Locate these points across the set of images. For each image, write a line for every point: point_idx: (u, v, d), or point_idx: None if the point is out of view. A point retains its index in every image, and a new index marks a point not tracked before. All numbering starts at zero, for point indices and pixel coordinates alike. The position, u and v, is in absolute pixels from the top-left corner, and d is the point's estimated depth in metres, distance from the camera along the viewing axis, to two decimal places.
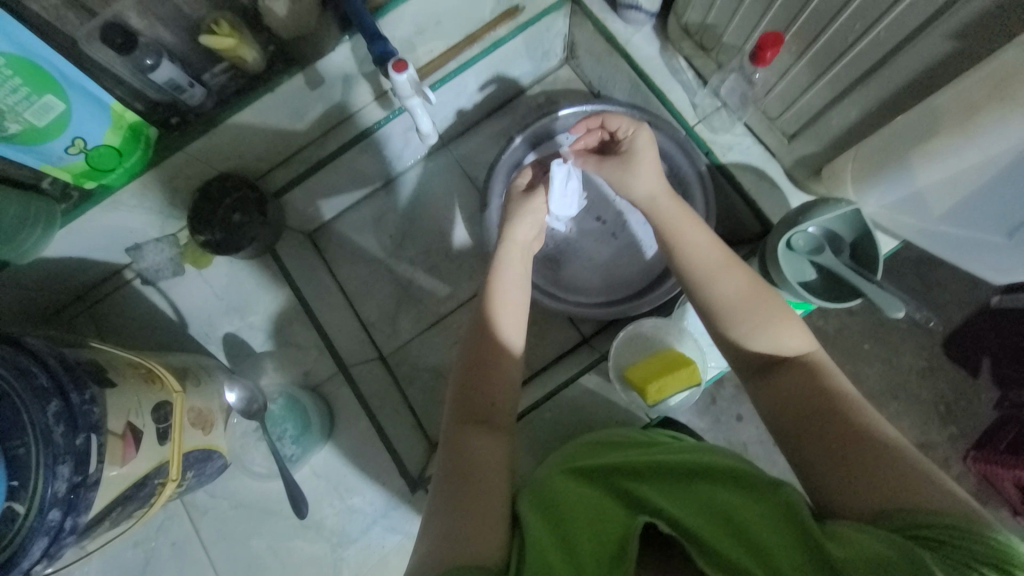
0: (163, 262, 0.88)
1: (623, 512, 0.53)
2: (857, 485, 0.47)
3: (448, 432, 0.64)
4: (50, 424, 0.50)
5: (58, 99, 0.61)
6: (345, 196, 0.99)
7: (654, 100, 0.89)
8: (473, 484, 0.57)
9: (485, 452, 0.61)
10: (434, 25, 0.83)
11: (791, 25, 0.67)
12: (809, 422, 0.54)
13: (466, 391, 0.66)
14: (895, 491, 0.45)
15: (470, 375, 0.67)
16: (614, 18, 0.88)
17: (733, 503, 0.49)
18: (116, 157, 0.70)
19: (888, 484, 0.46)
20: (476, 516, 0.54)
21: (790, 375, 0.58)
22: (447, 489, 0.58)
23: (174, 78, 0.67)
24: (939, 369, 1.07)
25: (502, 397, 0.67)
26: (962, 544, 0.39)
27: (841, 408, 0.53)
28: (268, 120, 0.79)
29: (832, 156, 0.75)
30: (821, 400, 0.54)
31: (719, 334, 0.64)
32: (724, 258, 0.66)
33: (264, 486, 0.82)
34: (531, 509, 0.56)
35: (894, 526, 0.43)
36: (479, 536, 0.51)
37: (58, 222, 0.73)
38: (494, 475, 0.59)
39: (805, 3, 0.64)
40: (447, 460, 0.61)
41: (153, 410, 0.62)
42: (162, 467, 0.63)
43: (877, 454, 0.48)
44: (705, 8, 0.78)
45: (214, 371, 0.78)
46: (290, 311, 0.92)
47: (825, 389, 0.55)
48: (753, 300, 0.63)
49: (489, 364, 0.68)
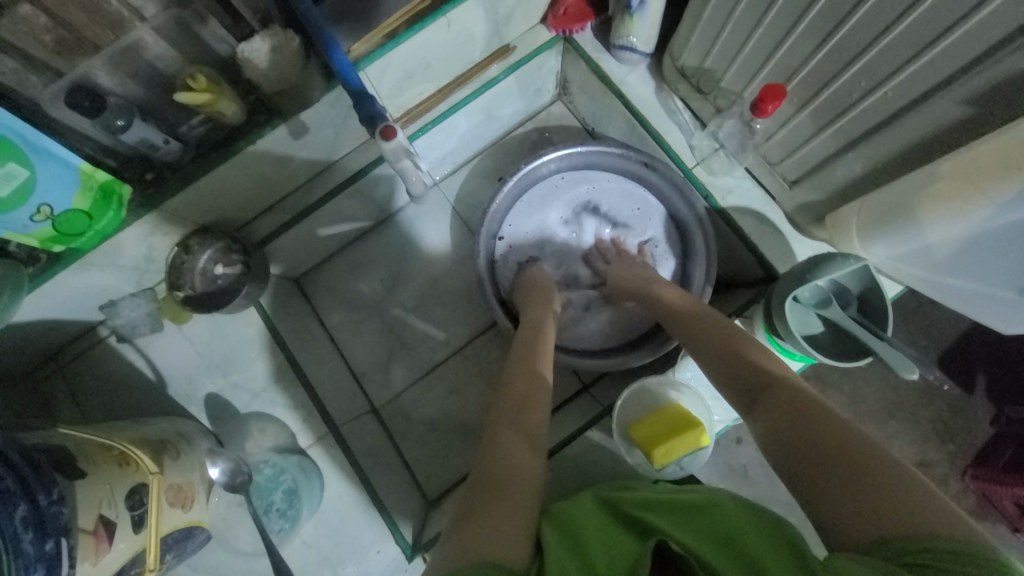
0: (140, 318, 0.81)
1: (634, 542, 0.49)
2: (850, 502, 0.44)
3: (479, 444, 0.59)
4: (19, 530, 0.46)
5: (22, 166, 0.57)
6: (335, 240, 0.95)
7: (651, 142, 0.87)
8: (497, 490, 0.52)
9: (521, 462, 0.55)
10: (423, 68, 0.80)
11: (792, 77, 0.66)
12: (797, 436, 0.51)
13: (511, 406, 0.62)
14: (887, 508, 0.42)
15: (516, 394, 0.64)
16: (608, 58, 0.86)
17: (733, 519, 0.47)
18: (86, 219, 0.66)
19: (881, 497, 0.43)
20: (495, 512, 0.49)
21: (780, 394, 0.55)
22: (466, 497, 0.52)
23: (148, 137, 0.64)
24: (937, 388, 1.05)
25: (543, 422, 0.62)
26: (962, 571, 0.36)
27: (832, 421, 0.50)
28: (251, 170, 0.75)
29: (835, 204, 0.73)
30: (812, 414, 0.51)
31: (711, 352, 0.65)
32: (710, 312, 0.70)
33: (251, 562, 0.77)
34: (553, 529, 0.51)
35: (891, 552, 0.40)
36: (500, 539, 0.46)
37: (25, 288, 0.68)
38: (522, 481, 0.54)
39: (808, 56, 0.62)
40: (474, 471, 0.55)
41: (128, 495, 0.58)
42: (138, 557, 0.58)
43: (872, 466, 0.45)
44: (702, 52, 0.76)
45: (195, 439, 0.73)
46: (277, 368, 0.87)
47: (816, 408, 0.52)
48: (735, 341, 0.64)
49: (526, 390, 0.65)
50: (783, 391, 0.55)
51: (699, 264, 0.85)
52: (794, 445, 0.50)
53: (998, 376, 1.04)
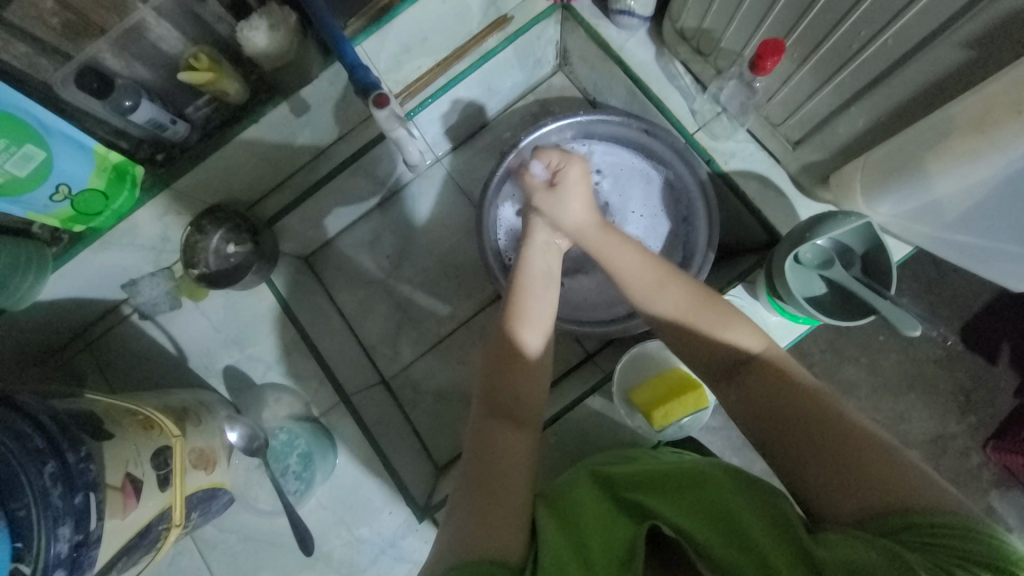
0: (159, 296, 0.86)
1: (628, 520, 0.53)
2: (841, 486, 0.47)
3: (475, 422, 0.62)
4: (47, 485, 0.49)
5: (39, 148, 0.60)
6: (341, 218, 0.97)
7: (652, 107, 0.86)
8: (495, 483, 0.55)
9: (510, 448, 0.59)
10: (420, 42, 0.81)
11: (791, 32, 0.64)
12: (784, 419, 0.52)
13: (496, 383, 0.63)
14: (879, 489, 0.45)
15: (502, 368, 0.64)
16: (607, 24, 0.86)
17: (732, 505, 0.49)
18: (103, 200, 0.69)
19: (875, 481, 0.45)
20: (494, 508, 0.53)
21: (755, 374, 0.56)
22: (468, 482, 0.56)
23: (155, 117, 0.66)
24: (958, 357, 1.02)
25: (529, 397, 0.63)
26: (949, 542, 0.40)
27: (819, 406, 0.52)
28: (255, 149, 0.77)
29: (839, 164, 0.71)
30: (799, 397, 0.53)
31: (677, 336, 0.62)
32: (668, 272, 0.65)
33: (271, 521, 0.81)
34: (548, 515, 0.55)
35: (882, 528, 0.43)
36: (498, 527, 0.51)
37: (50, 266, 0.72)
38: (516, 473, 0.57)
39: (806, 8, 0.61)
40: (471, 451, 0.59)
41: (153, 457, 0.62)
42: (165, 513, 0.63)
43: (862, 449, 0.48)
44: (701, 12, 0.75)
45: (215, 408, 0.77)
46: (289, 341, 0.90)
47: (799, 390, 0.54)
48: (700, 309, 0.61)
49: (516, 371, 0.64)
50: (757, 369, 0.56)
51: (702, 229, 0.83)
52: (780, 430, 0.52)
53: (1019, 340, 1.01)
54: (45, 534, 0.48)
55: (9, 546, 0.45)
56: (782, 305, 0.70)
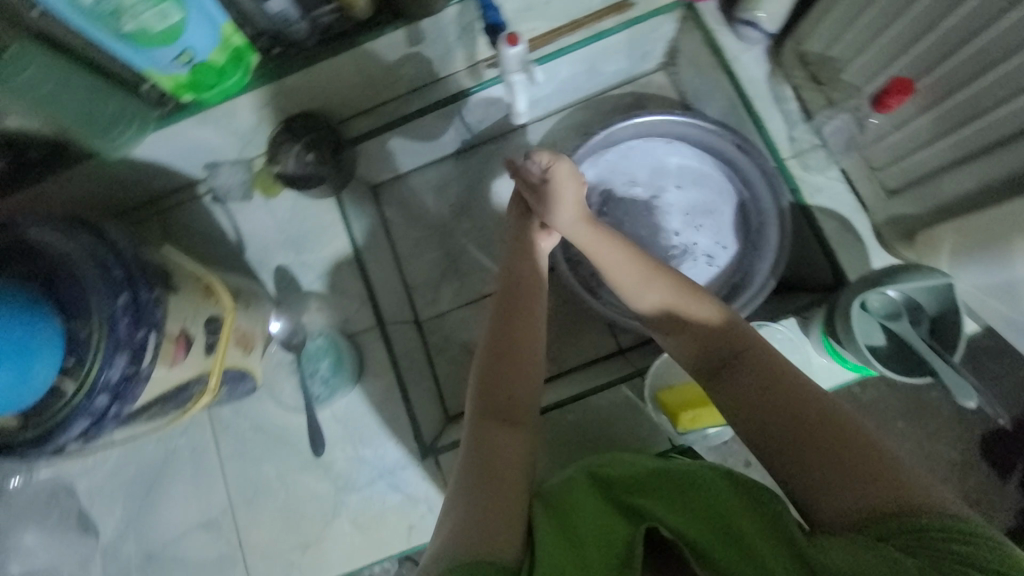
0: (234, 184, 0.90)
1: (626, 522, 0.53)
2: (841, 489, 0.51)
3: (469, 429, 0.63)
4: (117, 314, 0.53)
5: (177, 8, 0.61)
6: (417, 158, 1.00)
7: (750, 124, 0.85)
8: (495, 478, 0.58)
9: (508, 451, 0.61)
10: (544, 4, 0.82)
11: (930, 71, 0.63)
12: (780, 420, 0.56)
13: (488, 386, 0.66)
14: (874, 492, 0.50)
15: (496, 370, 0.67)
16: (727, 32, 0.84)
17: (727, 509, 0.51)
18: (216, 75, 0.72)
19: (870, 484, 0.50)
20: (494, 515, 0.54)
21: (751, 369, 0.60)
22: (467, 481, 0.58)
23: (286, 11, 0.69)
24: None
25: (527, 398, 0.66)
26: (945, 545, 0.45)
27: (815, 411, 0.55)
28: (362, 66, 0.79)
29: (932, 221, 0.70)
30: (793, 401, 0.57)
31: (673, 321, 0.67)
32: (647, 264, 0.69)
33: (286, 419, 0.84)
34: (545, 516, 0.55)
35: (882, 531, 0.47)
36: (497, 533, 0.52)
37: (151, 126, 0.77)
38: (515, 472, 0.59)
39: (945, 54, 0.60)
40: (469, 458, 0.60)
41: (206, 322, 0.65)
42: (202, 377, 0.66)
43: (865, 460, 0.51)
44: (830, 39, 0.75)
45: (263, 299, 0.80)
46: (342, 258, 0.93)
47: (794, 393, 0.57)
48: (690, 300, 0.66)
49: (517, 322, 0.69)
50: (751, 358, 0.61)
51: (768, 256, 0.83)
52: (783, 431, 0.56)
53: None
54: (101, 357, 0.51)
55: (60, 363, 0.50)
56: (835, 347, 0.70)
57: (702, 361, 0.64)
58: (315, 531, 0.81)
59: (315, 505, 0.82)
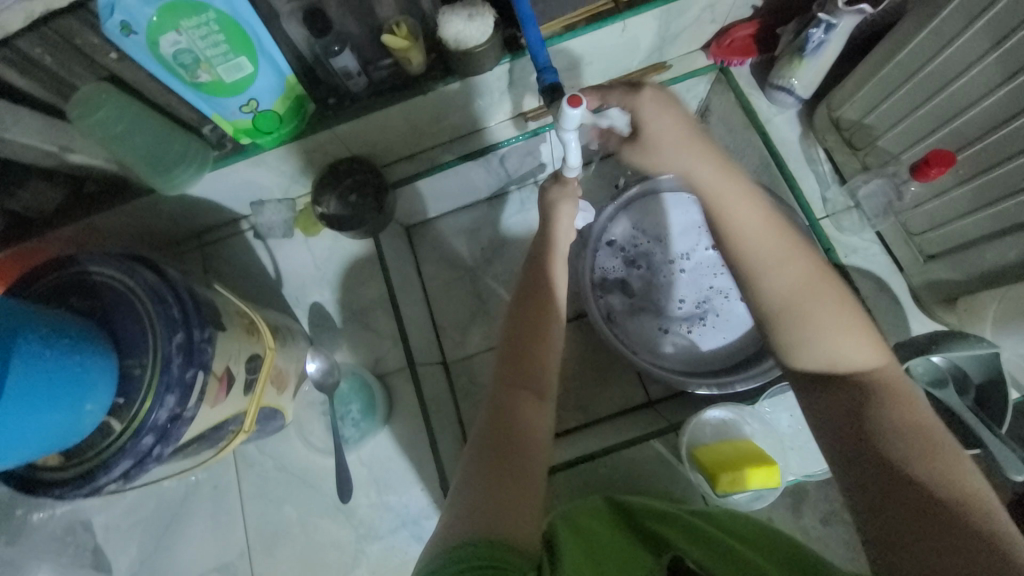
0: (277, 222, 0.93)
1: (648, 554, 0.51)
2: (923, 547, 0.43)
3: (492, 398, 0.60)
4: (171, 353, 0.53)
5: (249, 62, 0.66)
6: (452, 201, 1.04)
7: (782, 183, 0.87)
8: (512, 450, 0.55)
9: (530, 430, 0.58)
10: (584, 65, 0.84)
11: (984, 136, 0.64)
12: (870, 451, 0.49)
13: (514, 370, 0.62)
14: (966, 559, 0.41)
15: (518, 372, 0.62)
16: (760, 96, 0.88)
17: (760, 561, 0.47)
18: (277, 122, 0.75)
19: (965, 551, 0.41)
20: (512, 495, 0.50)
21: (865, 396, 0.53)
22: (483, 447, 0.55)
23: (349, 66, 0.72)
24: None
25: (553, 370, 0.64)
26: None
27: (910, 452, 0.48)
28: (410, 117, 0.83)
29: (975, 289, 0.70)
30: (895, 431, 0.49)
31: (779, 325, 0.59)
32: (782, 248, 0.60)
33: (311, 459, 0.84)
34: (565, 531, 0.53)
35: None
36: (517, 513, 0.48)
37: (209, 165, 0.79)
38: (536, 453, 0.56)
39: (1000, 124, 0.62)
40: (484, 423, 0.58)
41: (247, 360, 0.66)
42: (238, 417, 0.66)
43: (962, 520, 0.43)
44: (865, 107, 0.77)
45: (298, 337, 0.81)
46: (376, 297, 0.94)
47: (899, 421, 0.50)
48: (807, 293, 0.58)
49: (540, 341, 0.64)
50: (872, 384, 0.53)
51: None
52: (871, 463, 0.49)
53: None
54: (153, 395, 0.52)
55: (112, 399, 0.51)
56: None
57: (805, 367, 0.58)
58: None
59: (335, 552, 0.79)
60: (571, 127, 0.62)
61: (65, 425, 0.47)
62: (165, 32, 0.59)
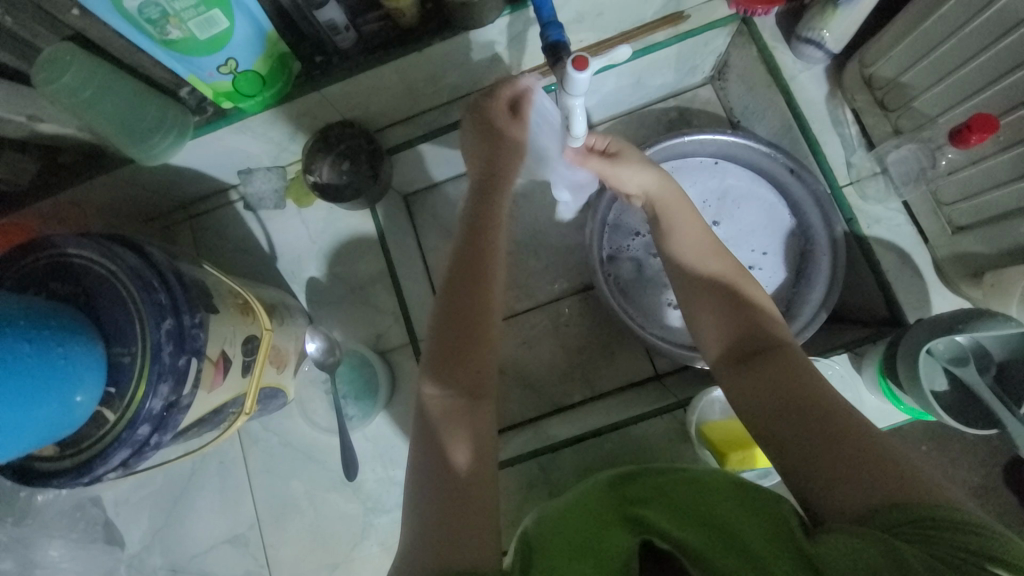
0: (267, 192, 0.88)
1: (623, 534, 0.51)
2: (847, 482, 0.47)
3: (421, 406, 0.58)
4: (161, 342, 0.50)
5: (224, 16, 0.59)
6: (451, 168, 0.98)
7: (805, 147, 0.81)
8: (466, 459, 0.54)
9: (477, 431, 0.56)
10: (595, 15, 0.76)
11: None
12: (788, 410, 0.54)
13: (447, 362, 0.60)
14: (880, 484, 0.45)
15: (461, 347, 0.60)
16: (785, 50, 0.80)
17: (728, 517, 0.48)
18: (260, 84, 0.69)
19: (883, 477, 0.46)
20: (472, 516, 0.51)
21: (774, 362, 0.57)
22: (441, 468, 0.53)
23: (336, 19, 0.65)
24: (991, 487, 1.01)
25: (491, 362, 0.61)
26: (947, 534, 0.40)
27: (823, 404, 0.53)
28: (405, 77, 0.76)
29: (1003, 263, 0.67)
30: (805, 391, 0.54)
31: (700, 307, 0.65)
32: (706, 243, 0.68)
33: (315, 435, 0.83)
34: (545, 532, 0.53)
35: (893, 525, 0.43)
36: (478, 542, 0.49)
37: (190, 134, 0.73)
38: (487, 456, 0.55)
39: None
40: (421, 428, 0.57)
41: (244, 341, 0.63)
42: (238, 398, 0.64)
43: (875, 454, 0.48)
44: (902, 63, 0.70)
45: (295, 314, 0.79)
46: (375, 271, 0.91)
47: (804, 384, 0.55)
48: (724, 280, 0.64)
49: (477, 332, 0.61)
50: (778, 349, 0.58)
51: (819, 287, 0.80)
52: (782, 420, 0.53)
53: None
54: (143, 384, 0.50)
55: (103, 389, 0.49)
56: (894, 390, 0.67)
57: (724, 346, 0.62)
58: (343, 552, 0.80)
59: (344, 524, 0.81)
60: (578, 92, 0.57)
61: (53, 418, 0.45)
62: None
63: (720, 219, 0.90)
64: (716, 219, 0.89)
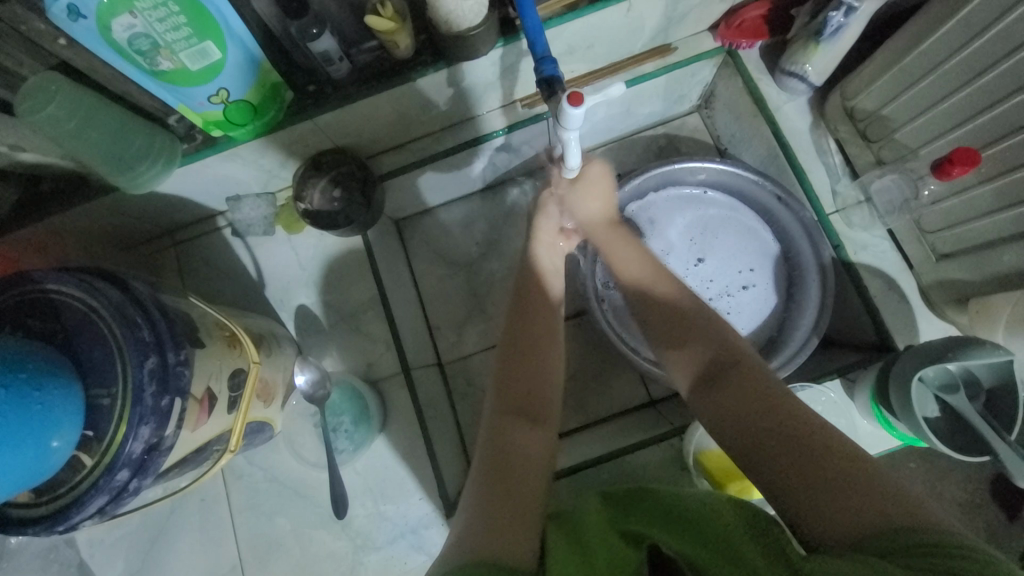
0: (256, 218, 0.87)
1: (627, 540, 0.49)
2: (834, 507, 0.46)
3: (488, 421, 0.61)
4: (143, 381, 0.48)
5: (216, 47, 0.58)
6: (444, 193, 0.98)
7: (791, 175, 0.83)
8: (509, 471, 0.56)
9: (528, 448, 0.58)
10: (586, 47, 0.78)
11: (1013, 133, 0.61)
12: (770, 433, 0.52)
13: (505, 383, 0.64)
14: (868, 508, 0.45)
15: (515, 366, 0.65)
16: (769, 81, 0.82)
17: (728, 532, 0.46)
18: (251, 113, 0.68)
19: (870, 501, 0.45)
20: (512, 516, 0.51)
21: (738, 382, 0.58)
22: (482, 477, 0.55)
23: (330, 51, 0.65)
24: (982, 507, 1.02)
25: (551, 386, 0.65)
26: (938, 559, 0.39)
27: (801, 425, 0.52)
28: (399, 105, 0.76)
29: (989, 291, 0.69)
30: (780, 412, 0.54)
31: (665, 332, 0.66)
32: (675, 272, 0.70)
33: (302, 469, 0.81)
34: (557, 531, 0.51)
35: (883, 550, 0.41)
36: (519, 532, 0.49)
37: (178, 161, 0.72)
38: (535, 471, 0.57)
39: None
40: (485, 444, 0.59)
41: (230, 376, 0.61)
42: (223, 435, 0.62)
43: (861, 477, 0.47)
44: (883, 96, 0.73)
45: (284, 343, 0.77)
46: (366, 298, 0.90)
47: (777, 404, 0.54)
48: (691, 305, 0.66)
49: (537, 354, 0.66)
50: (743, 368, 0.59)
51: (809, 313, 0.81)
52: (756, 441, 0.53)
53: None
54: (123, 425, 0.47)
55: (81, 433, 0.47)
56: (886, 416, 0.68)
57: (691, 371, 0.62)
58: None
59: (332, 563, 0.77)
60: (572, 125, 0.58)
61: (28, 465, 0.43)
62: (117, 13, 0.52)
63: (705, 251, 0.90)
64: (712, 243, 0.91)
